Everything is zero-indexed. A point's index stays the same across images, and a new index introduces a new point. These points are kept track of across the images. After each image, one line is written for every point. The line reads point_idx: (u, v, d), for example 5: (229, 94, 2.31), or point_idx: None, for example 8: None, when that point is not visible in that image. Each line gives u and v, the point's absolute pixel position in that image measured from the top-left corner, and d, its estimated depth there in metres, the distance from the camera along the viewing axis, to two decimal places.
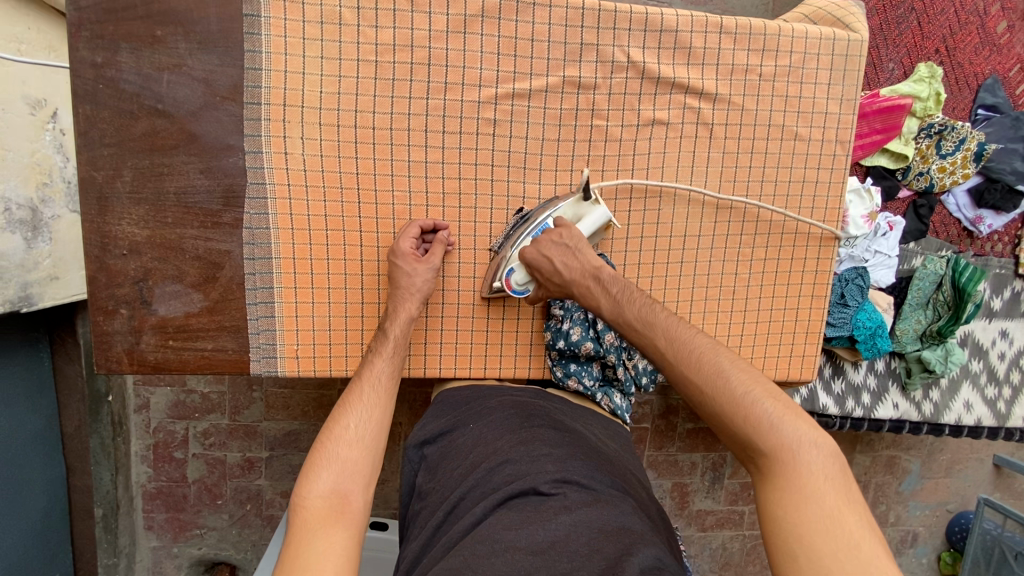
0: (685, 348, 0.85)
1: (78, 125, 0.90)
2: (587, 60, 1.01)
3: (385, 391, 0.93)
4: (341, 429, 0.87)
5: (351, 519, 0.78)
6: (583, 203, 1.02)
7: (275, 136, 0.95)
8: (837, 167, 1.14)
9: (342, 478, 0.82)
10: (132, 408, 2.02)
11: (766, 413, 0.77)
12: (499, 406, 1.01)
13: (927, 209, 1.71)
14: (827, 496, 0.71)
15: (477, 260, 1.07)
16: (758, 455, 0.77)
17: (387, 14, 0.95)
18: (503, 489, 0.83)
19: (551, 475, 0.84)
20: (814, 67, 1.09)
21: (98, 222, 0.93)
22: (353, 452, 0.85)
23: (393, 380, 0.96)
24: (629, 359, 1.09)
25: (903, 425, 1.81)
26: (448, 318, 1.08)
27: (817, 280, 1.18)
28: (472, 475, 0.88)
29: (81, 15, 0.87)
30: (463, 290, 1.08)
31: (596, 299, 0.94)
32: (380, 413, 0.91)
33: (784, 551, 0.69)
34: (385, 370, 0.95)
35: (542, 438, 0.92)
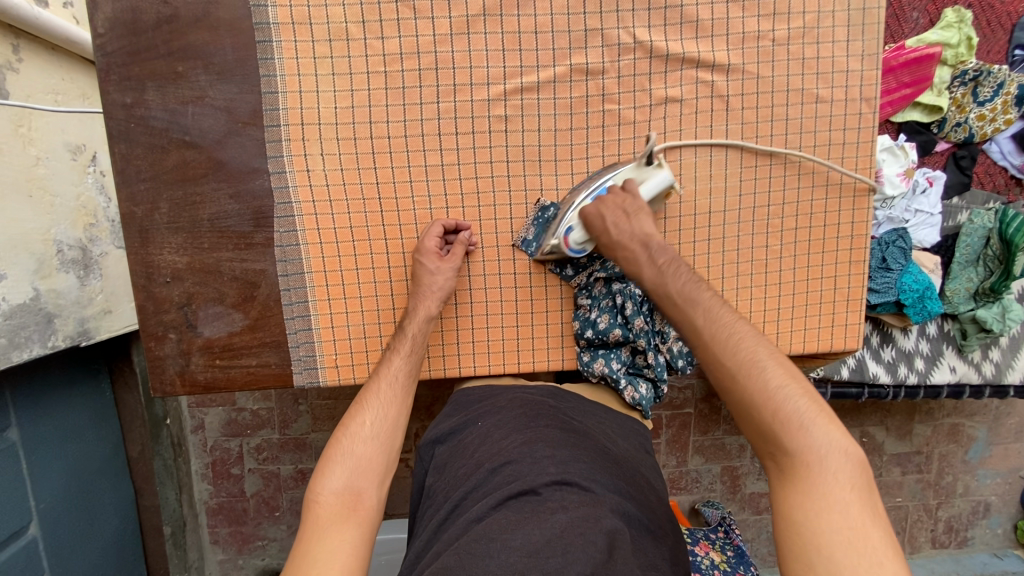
0: (724, 333, 0.84)
1: (116, 164, 0.95)
2: (592, 46, 1.01)
3: (401, 389, 0.97)
4: (357, 426, 0.93)
5: (362, 516, 0.87)
6: (645, 167, 1.00)
7: (296, 155, 0.99)
8: (864, 127, 1.09)
9: (354, 476, 0.89)
10: (189, 429, 2.13)
11: (796, 413, 0.76)
12: (508, 404, 1.06)
13: (968, 160, 1.63)
14: (848, 504, 0.71)
15: (501, 256, 1.08)
16: (781, 453, 0.76)
17: (391, 25, 0.96)
18: (503, 489, 0.90)
19: (549, 477, 0.90)
20: (830, 24, 1.05)
21: (142, 253, 0.99)
22: (368, 451, 0.92)
23: (410, 378, 0.99)
24: (662, 342, 1.09)
25: (963, 389, 1.73)
26: (478, 316, 1.10)
27: (852, 245, 1.13)
28: (476, 474, 0.95)
29: (109, 60, 0.92)
30: (489, 287, 1.09)
31: (639, 266, 0.94)
32: (394, 411, 0.96)
33: (799, 558, 0.70)
34: (402, 367, 0.98)
35: (545, 439, 0.98)
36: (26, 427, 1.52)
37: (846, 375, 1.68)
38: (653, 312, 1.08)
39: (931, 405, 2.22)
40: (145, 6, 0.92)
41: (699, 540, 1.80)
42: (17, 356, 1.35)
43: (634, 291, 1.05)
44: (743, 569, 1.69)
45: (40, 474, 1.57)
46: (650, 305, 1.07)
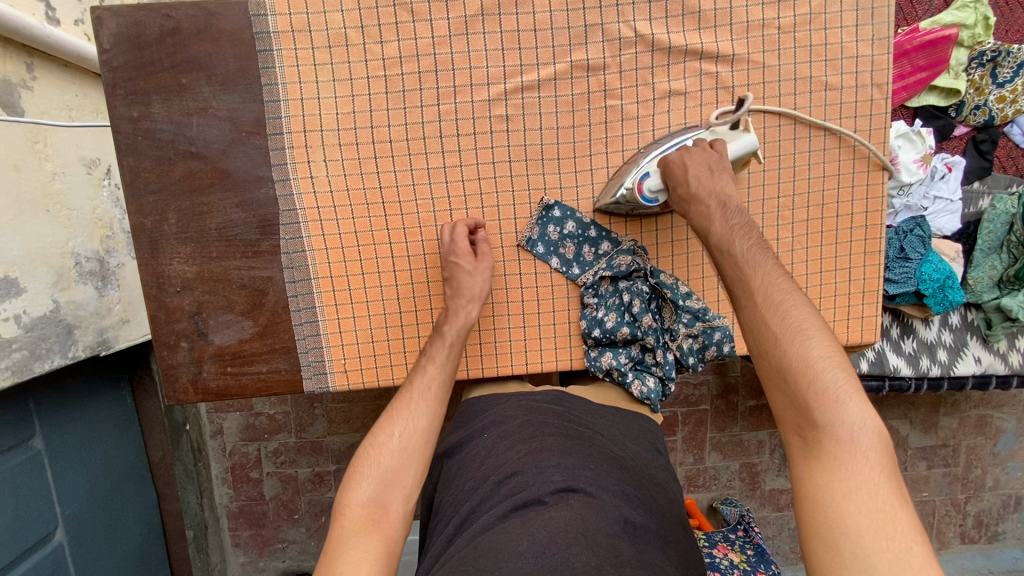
0: (774, 296, 0.82)
1: (125, 177, 0.97)
2: (592, 41, 0.99)
3: (434, 397, 0.97)
4: (386, 437, 0.93)
5: (387, 530, 0.86)
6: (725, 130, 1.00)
7: (299, 162, 0.99)
8: (876, 113, 1.05)
9: (381, 487, 0.89)
10: (208, 435, 2.17)
11: (833, 385, 0.74)
12: (514, 413, 1.07)
13: (988, 144, 1.58)
14: (877, 485, 0.69)
15: (506, 257, 1.07)
16: (810, 425, 0.74)
17: (390, 28, 0.96)
18: (510, 499, 0.90)
19: (557, 484, 0.90)
20: (838, 9, 1.02)
21: (153, 264, 1.00)
22: (396, 463, 0.92)
23: (445, 384, 0.99)
24: (671, 340, 1.06)
25: (989, 380, 1.68)
26: (484, 316, 1.09)
27: (867, 235, 1.10)
28: (483, 487, 0.96)
29: (114, 75, 0.94)
30: (495, 289, 1.08)
31: (710, 219, 0.91)
32: (423, 422, 0.95)
33: (824, 540, 0.68)
34: (436, 375, 0.98)
35: (548, 446, 0.98)
36: (50, 436, 1.56)
37: (865, 369, 1.64)
38: (662, 310, 1.07)
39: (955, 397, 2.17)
40: (148, 20, 0.93)
41: (718, 542, 1.77)
42: (40, 367, 1.39)
43: (642, 288, 1.05)
44: (764, 568, 1.65)
45: (64, 482, 1.61)
46: (658, 302, 1.07)
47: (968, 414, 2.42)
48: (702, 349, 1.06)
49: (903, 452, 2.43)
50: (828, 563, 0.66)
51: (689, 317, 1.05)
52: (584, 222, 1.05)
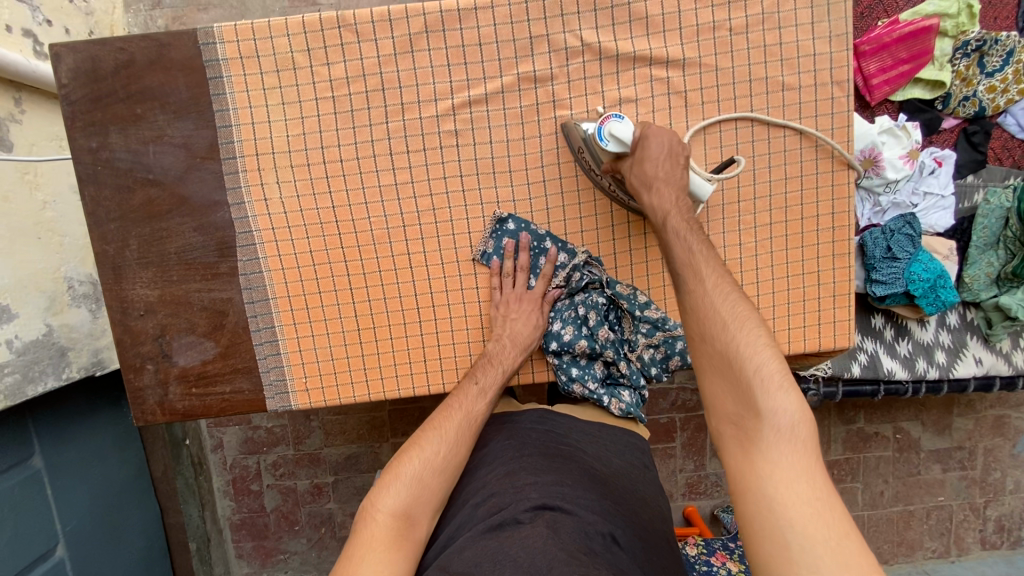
0: (720, 284, 0.82)
1: (87, 206, 1.00)
2: (538, 53, 0.98)
3: (478, 425, 0.99)
4: (431, 454, 0.93)
5: (410, 545, 0.86)
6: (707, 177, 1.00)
7: (253, 185, 1.01)
8: (838, 112, 1.02)
9: (415, 502, 0.89)
10: (209, 448, 2.22)
11: (776, 377, 0.75)
12: (497, 437, 1.08)
13: (981, 135, 1.52)
14: (813, 475, 0.71)
15: (462, 271, 1.07)
16: (750, 414, 0.75)
17: (336, 49, 0.97)
18: (488, 518, 0.89)
19: (535, 503, 0.89)
20: (791, 8, 0.99)
21: (117, 289, 1.03)
22: (433, 480, 0.92)
23: (486, 417, 1.00)
24: (632, 351, 1.05)
25: (992, 381, 1.61)
26: (441, 321, 1.08)
27: (835, 237, 1.07)
28: (461, 511, 0.95)
29: (72, 108, 0.97)
30: (452, 303, 1.07)
31: (666, 209, 0.88)
32: (463, 449, 0.96)
33: (770, 533, 0.68)
34: (484, 410, 1.00)
35: (528, 466, 0.98)
36: (49, 455, 1.60)
37: (857, 373, 1.58)
38: (620, 321, 1.06)
39: None
40: (103, 53, 0.96)
41: (716, 551, 1.70)
42: (33, 390, 1.42)
43: (597, 300, 1.04)
44: None
45: (65, 498, 1.65)
46: (615, 314, 1.06)
47: (983, 415, 2.32)
48: (664, 360, 1.05)
49: (915, 456, 2.34)
50: (777, 557, 0.66)
51: (647, 328, 1.03)
52: (539, 234, 1.04)
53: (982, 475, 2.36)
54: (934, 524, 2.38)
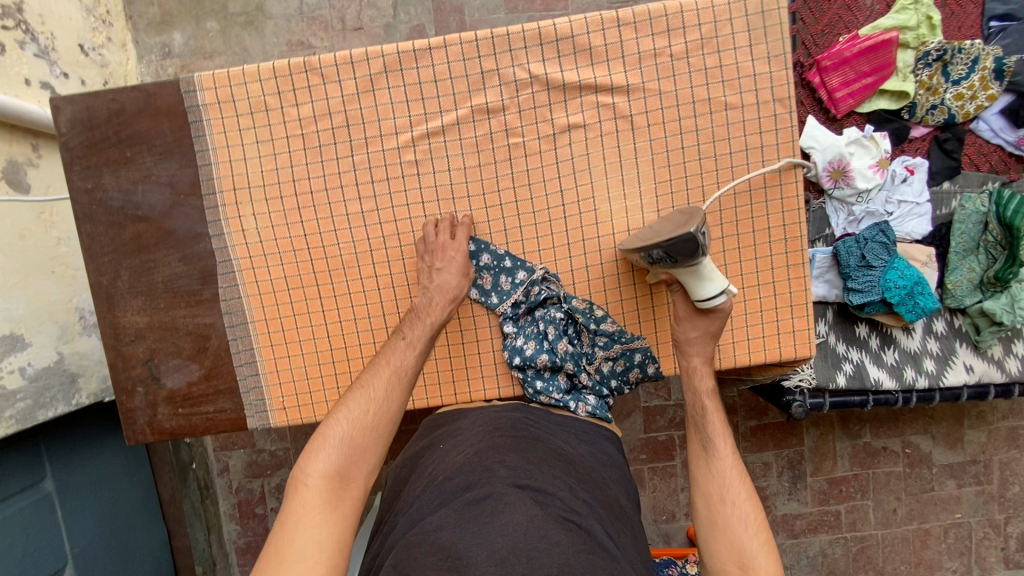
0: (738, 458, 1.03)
1: (83, 242, 1.09)
2: (490, 86, 1.05)
3: (407, 376, 0.99)
4: (359, 412, 0.93)
5: (347, 506, 0.87)
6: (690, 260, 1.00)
7: (232, 218, 1.09)
8: (781, 128, 1.06)
9: (346, 461, 0.90)
10: (215, 472, 2.28)
11: (765, 537, 0.95)
12: (470, 425, 1.07)
13: (953, 142, 1.52)
14: None
15: (403, 253, 1.11)
16: (752, 568, 0.92)
17: (303, 92, 1.06)
18: (458, 496, 0.87)
19: (506, 482, 0.88)
20: (729, 32, 1.04)
21: (109, 316, 1.12)
22: (364, 438, 0.92)
23: (416, 371, 1.01)
24: (592, 362, 1.12)
25: (987, 390, 1.57)
26: (381, 286, 1.12)
27: (788, 248, 1.09)
28: (428, 489, 0.94)
29: (70, 154, 1.07)
30: (389, 269, 1.11)
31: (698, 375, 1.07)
32: (395, 401, 0.96)
33: None
34: (413, 362, 1.00)
35: (496, 447, 0.97)
36: (59, 478, 1.68)
37: (843, 383, 1.55)
38: (578, 336, 1.11)
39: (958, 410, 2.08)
40: (98, 104, 1.06)
41: None
42: (43, 415, 1.53)
43: (555, 315, 1.09)
44: None
45: (74, 519, 1.72)
46: (574, 328, 1.11)
47: (996, 426, 2.25)
48: (624, 372, 1.13)
49: (928, 471, 2.26)
50: None
51: (605, 341, 1.11)
52: (498, 253, 1.10)
53: (1000, 490, 2.28)
54: (952, 542, 2.29)
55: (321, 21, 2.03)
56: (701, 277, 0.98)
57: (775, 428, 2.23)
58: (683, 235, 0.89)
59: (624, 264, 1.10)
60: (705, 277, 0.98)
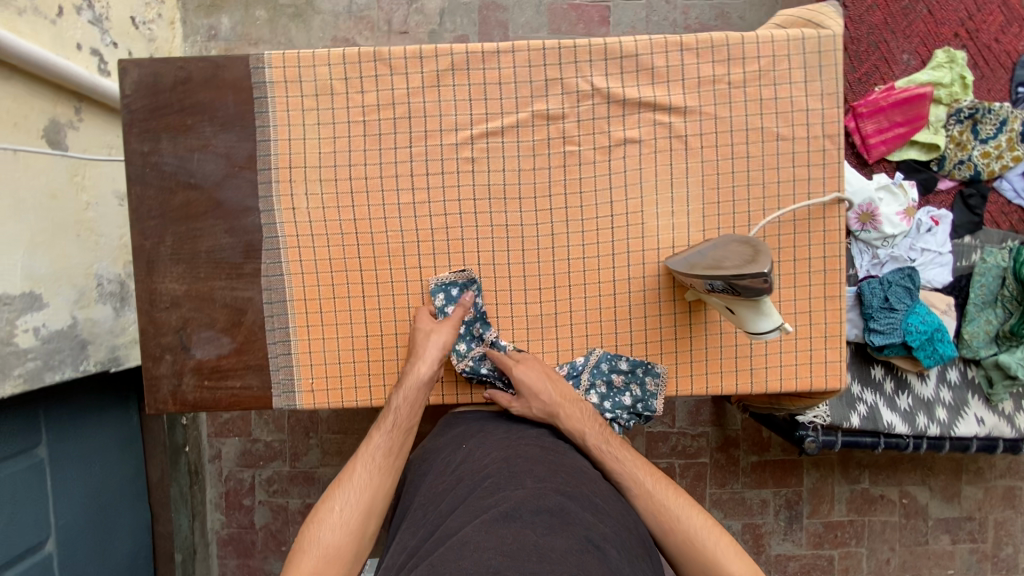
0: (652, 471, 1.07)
1: (131, 204, 1.10)
2: (552, 93, 1.08)
3: (380, 464, 1.03)
4: (328, 513, 0.97)
5: None
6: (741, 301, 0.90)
7: (283, 195, 1.10)
8: (829, 163, 1.09)
9: (324, 562, 0.93)
10: (207, 458, 2.24)
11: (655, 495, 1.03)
12: (492, 430, 1.13)
13: (976, 198, 1.57)
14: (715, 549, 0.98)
15: (451, 248, 1.12)
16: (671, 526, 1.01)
17: (369, 80, 1.08)
18: (480, 503, 0.94)
19: (533, 491, 0.95)
20: (786, 67, 1.08)
21: (147, 282, 1.11)
22: (340, 538, 0.95)
23: (391, 459, 1.04)
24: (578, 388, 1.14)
25: (995, 443, 1.59)
26: (426, 269, 1.12)
27: (827, 280, 1.11)
28: (457, 487, 1.01)
29: (131, 116, 1.08)
30: (437, 254, 1.12)
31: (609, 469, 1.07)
32: (367, 497, 1.00)
33: None
34: (381, 445, 1.04)
35: (524, 455, 1.04)
36: (53, 446, 1.64)
37: (857, 424, 1.56)
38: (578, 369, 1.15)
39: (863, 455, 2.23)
40: (165, 71, 1.08)
41: None
42: (50, 377, 1.50)
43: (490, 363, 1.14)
44: None
45: (63, 491, 1.67)
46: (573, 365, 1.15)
47: (993, 485, 2.26)
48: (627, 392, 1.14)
49: (923, 523, 2.26)
50: None
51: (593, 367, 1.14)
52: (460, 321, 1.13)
53: (993, 549, 2.28)
54: None
55: (368, 21, 2.08)
56: (759, 312, 0.89)
57: (776, 466, 2.22)
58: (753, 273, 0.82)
59: (665, 277, 1.12)
60: (763, 312, 0.89)
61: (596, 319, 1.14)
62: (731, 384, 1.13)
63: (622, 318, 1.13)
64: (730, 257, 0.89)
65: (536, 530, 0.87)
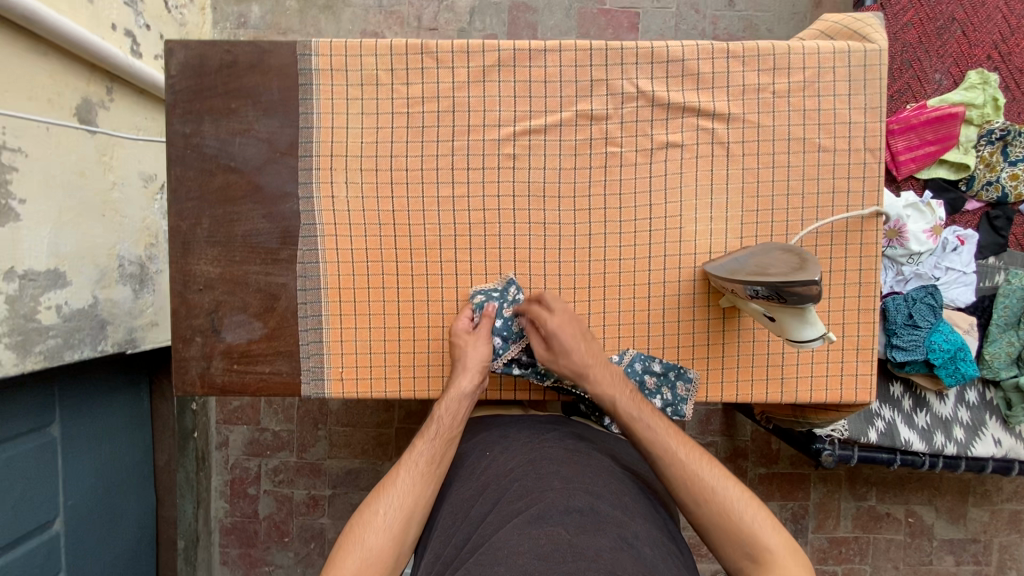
0: (683, 440, 1.00)
1: (170, 183, 1.09)
2: (597, 94, 1.08)
3: (424, 471, 1.01)
4: (371, 515, 0.96)
5: None
6: (783, 310, 0.91)
7: (324, 183, 1.10)
8: (869, 176, 1.10)
9: (366, 564, 0.90)
10: (214, 445, 2.23)
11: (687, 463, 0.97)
12: (514, 434, 1.13)
13: (1002, 220, 1.59)
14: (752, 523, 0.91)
15: (487, 245, 1.12)
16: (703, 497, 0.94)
17: (415, 72, 1.08)
18: (511, 506, 0.94)
19: (560, 493, 0.95)
20: (831, 79, 1.09)
21: (181, 263, 1.11)
22: (383, 542, 0.93)
23: (437, 468, 1.02)
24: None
25: (1011, 465, 1.59)
26: (462, 264, 1.12)
27: (861, 292, 1.11)
28: (484, 495, 1.01)
29: (176, 97, 1.08)
30: (473, 249, 1.12)
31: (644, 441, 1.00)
32: (411, 502, 0.98)
33: None
34: (425, 452, 1.02)
35: (549, 456, 1.04)
36: (66, 425, 1.62)
37: (875, 439, 1.56)
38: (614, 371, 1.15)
39: (871, 473, 2.23)
40: (211, 53, 1.08)
41: None
42: (70, 355, 1.50)
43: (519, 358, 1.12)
44: None
45: (73, 470, 1.66)
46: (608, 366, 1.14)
47: (1000, 508, 2.26)
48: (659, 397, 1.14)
49: (928, 543, 2.26)
50: None
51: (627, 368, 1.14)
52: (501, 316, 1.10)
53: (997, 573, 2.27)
54: None
55: (399, 16, 2.08)
56: (804, 320, 0.90)
57: (783, 479, 2.22)
58: (801, 281, 0.82)
59: (700, 282, 1.12)
60: (807, 320, 0.90)
61: (629, 322, 1.14)
62: (761, 393, 1.13)
63: (655, 321, 1.13)
64: (780, 266, 0.89)
65: (567, 531, 0.87)
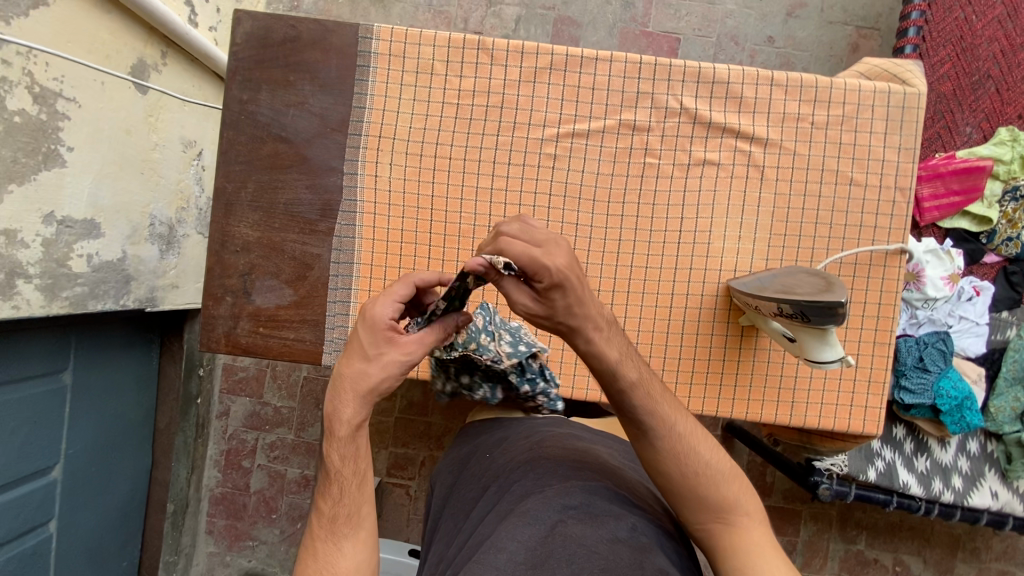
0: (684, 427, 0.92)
1: (222, 146, 1.13)
2: (641, 106, 1.12)
3: (338, 537, 0.81)
4: None
5: None
6: (805, 332, 0.94)
7: (369, 161, 1.13)
8: (897, 215, 1.12)
9: None
10: (215, 413, 2.25)
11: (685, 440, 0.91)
12: (512, 436, 1.14)
13: (1019, 276, 1.61)
14: (732, 495, 0.91)
15: None
16: (692, 469, 0.91)
17: (470, 66, 1.12)
18: (507, 506, 0.95)
19: (555, 491, 0.94)
20: (869, 116, 1.12)
21: (223, 223, 1.14)
22: None
23: (353, 523, 0.82)
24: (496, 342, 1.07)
25: (1006, 519, 1.59)
26: None
27: (878, 326, 1.14)
28: (482, 496, 1.02)
29: (238, 64, 1.12)
30: None
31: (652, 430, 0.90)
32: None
33: (726, 554, 0.89)
34: (331, 513, 0.81)
35: (549, 455, 1.04)
36: (77, 374, 1.64)
37: (873, 478, 1.56)
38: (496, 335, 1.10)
39: (863, 516, 2.22)
40: (276, 26, 1.12)
41: None
42: (94, 305, 1.53)
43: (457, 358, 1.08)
44: None
45: (78, 420, 1.67)
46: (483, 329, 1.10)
47: (988, 566, 2.24)
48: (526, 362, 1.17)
49: None
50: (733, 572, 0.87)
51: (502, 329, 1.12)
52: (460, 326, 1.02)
53: None
54: None
55: (446, 16, 2.12)
56: (824, 341, 0.93)
57: (774, 512, 2.22)
58: (828, 302, 0.85)
59: (723, 298, 1.14)
60: (828, 341, 0.93)
61: (650, 329, 1.16)
62: (770, 413, 1.15)
63: (675, 331, 1.15)
64: (810, 288, 0.91)
65: (571, 527, 0.88)
